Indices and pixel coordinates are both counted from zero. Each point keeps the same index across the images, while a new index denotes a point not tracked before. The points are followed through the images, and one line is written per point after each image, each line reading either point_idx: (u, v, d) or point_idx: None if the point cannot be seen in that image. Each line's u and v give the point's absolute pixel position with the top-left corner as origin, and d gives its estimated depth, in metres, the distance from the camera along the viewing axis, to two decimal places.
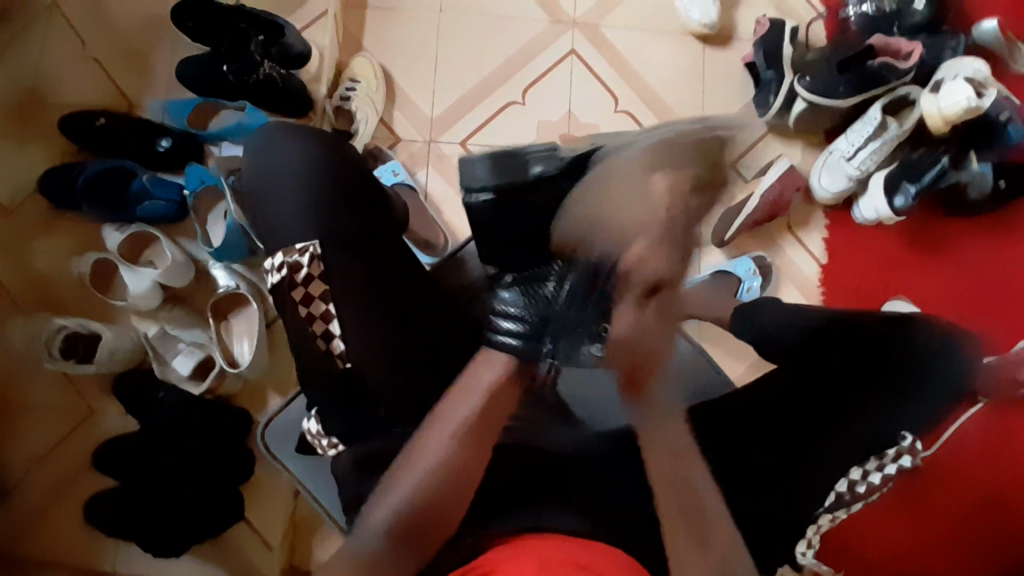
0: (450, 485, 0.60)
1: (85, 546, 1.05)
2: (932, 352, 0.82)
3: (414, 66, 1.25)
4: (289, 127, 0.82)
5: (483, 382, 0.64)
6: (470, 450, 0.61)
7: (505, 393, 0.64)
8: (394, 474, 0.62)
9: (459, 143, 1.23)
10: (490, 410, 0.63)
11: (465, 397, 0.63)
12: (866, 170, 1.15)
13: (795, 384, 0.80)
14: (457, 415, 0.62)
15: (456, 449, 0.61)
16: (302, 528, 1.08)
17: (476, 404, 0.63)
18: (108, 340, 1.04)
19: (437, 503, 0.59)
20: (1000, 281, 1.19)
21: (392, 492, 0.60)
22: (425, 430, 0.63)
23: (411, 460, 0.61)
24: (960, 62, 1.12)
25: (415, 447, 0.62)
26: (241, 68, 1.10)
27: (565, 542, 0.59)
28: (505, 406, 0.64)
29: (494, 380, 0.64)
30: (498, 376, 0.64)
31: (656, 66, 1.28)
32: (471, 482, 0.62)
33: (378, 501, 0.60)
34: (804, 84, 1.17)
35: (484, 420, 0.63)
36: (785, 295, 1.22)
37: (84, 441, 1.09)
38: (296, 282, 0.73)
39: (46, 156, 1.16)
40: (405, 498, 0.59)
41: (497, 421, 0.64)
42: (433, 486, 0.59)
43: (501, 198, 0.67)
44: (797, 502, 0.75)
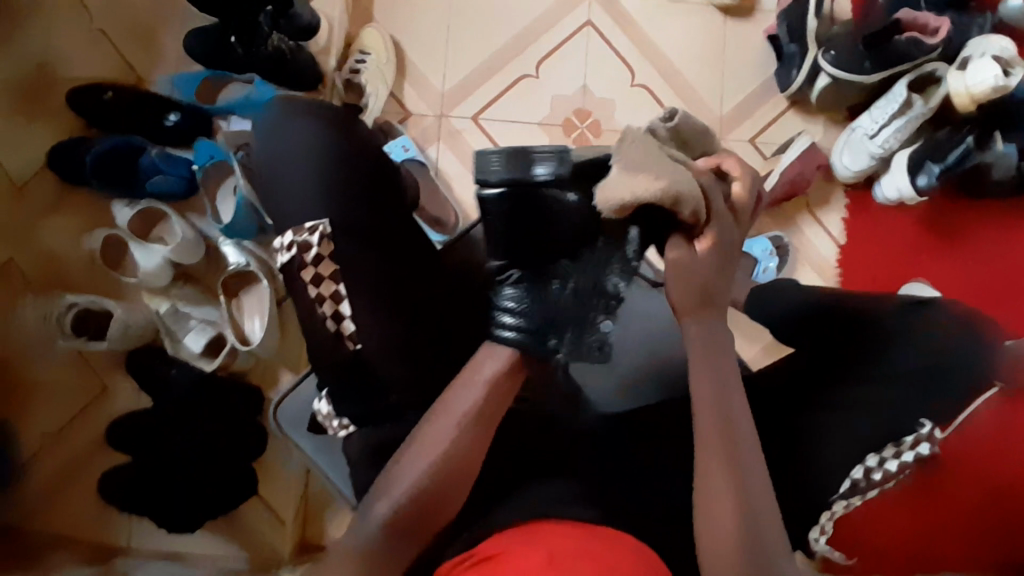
0: (452, 475, 0.61)
1: (99, 518, 1.06)
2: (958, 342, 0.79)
3: (425, 39, 1.22)
4: (300, 103, 0.79)
5: (484, 376, 0.62)
6: (468, 441, 0.61)
7: (506, 386, 0.63)
8: (399, 458, 0.62)
9: (470, 118, 1.21)
10: (490, 404, 0.63)
11: (467, 387, 0.62)
12: (888, 148, 1.12)
13: (811, 377, 0.80)
14: (463, 405, 0.62)
15: (459, 441, 0.61)
16: (315, 505, 1.10)
17: (480, 394, 0.62)
18: (120, 317, 1.04)
19: (437, 495, 0.60)
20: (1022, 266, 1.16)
21: (398, 482, 0.60)
22: (430, 416, 0.63)
23: (411, 448, 0.61)
24: (986, 40, 1.06)
25: (421, 433, 0.62)
26: (250, 41, 1.07)
27: (573, 529, 0.59)
28: (508, 393, 0.64)
29: (495, 375, 0.63)
30: (499, 370, 0.63)
31: (674, 39, 1.24)
32: (469, 473, 0.62)
33: (383, 486, 0.61)
34: (828, 59, 1.13)
35: (486, 410, 0.63)
36: (801, 276, 1.20)
37: (98, 417, 1.10)
38: (306, 263, 0.70)
39: (56, 131, 1.15)
40: (405, 491, 0.59)
41: (499, 409, 0.64)
42: (439, 474, 0.60)
43: (514, 193, 0.61)
44: (811, 493, 0.74)
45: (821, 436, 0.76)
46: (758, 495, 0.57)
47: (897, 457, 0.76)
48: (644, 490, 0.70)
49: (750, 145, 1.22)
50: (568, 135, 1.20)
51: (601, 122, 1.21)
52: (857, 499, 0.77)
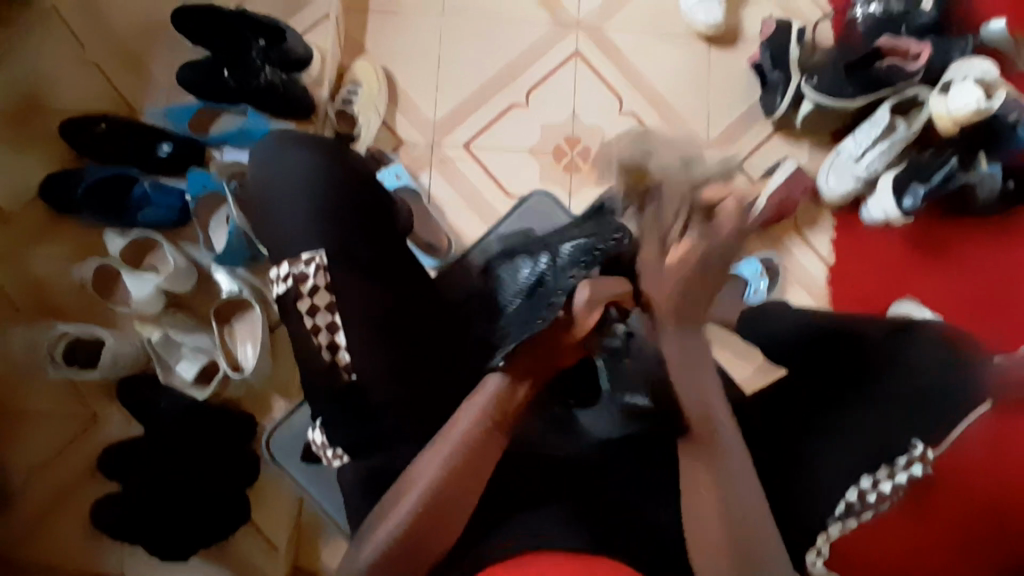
0: (443, 512, 0.60)
1: (86, 553, 1.04)
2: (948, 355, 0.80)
3: (417, 70, 1.25)
4: (295, 137, 0.80)
5: (459, 433, 0.62)
6: (447, 499, 0.60)
7: (485, 439, 0.62)
8: (391, 497, 0.62)
9: (462, 146, 1.22)
10: (470, 459, 0.61)
11: (442, 443, 0.62)
12: (873, 172, 1.15)
13: (794, 392, 0.81)
14: (453, 440, 0.61)
15: (429, 501, 0.60)
16: (306, 529, 1.07)
17: (473, 423, 0.62)
18: (111, 346, 1.03)
19: (418, 540, 0.60)
20: (1008, 282, 1.15)
21: (380, 525, 0.60)
22: (426, 451, 0.62)
23: (395, 495, 0.61)
24: (969, 62, 1.09)
25: (413, 474, 0.61)
26: (243, 75, 1.11)
27: (563, 560, 0.58)
28: (500, 425, 0.63)
29: (468, 430, 0.62)
30: (472, 426, 0.62)
31: (661, 67, 1.27)
32: (456, 525, 0.61)
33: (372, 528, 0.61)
34: (810, 84, 1.15)
35: (481, 443, 0.62)
36: (791, 296, 1.21)
37: (87, 447, 1.08)
38: (302, 293, 0.71)
39: (49, 161, 1.15)
40: (386, 535, 0.59)
41: (483, 466, 0.62)
42: (428, 513, 0.60)
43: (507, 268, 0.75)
44: (801, 507, 0.75)
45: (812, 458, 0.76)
46: (743, 499, 0.59)
47: (892, 477, 0.73)
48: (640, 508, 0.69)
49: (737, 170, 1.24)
50: (559, 162, 1.21)
51: (591, 148, 1.23)
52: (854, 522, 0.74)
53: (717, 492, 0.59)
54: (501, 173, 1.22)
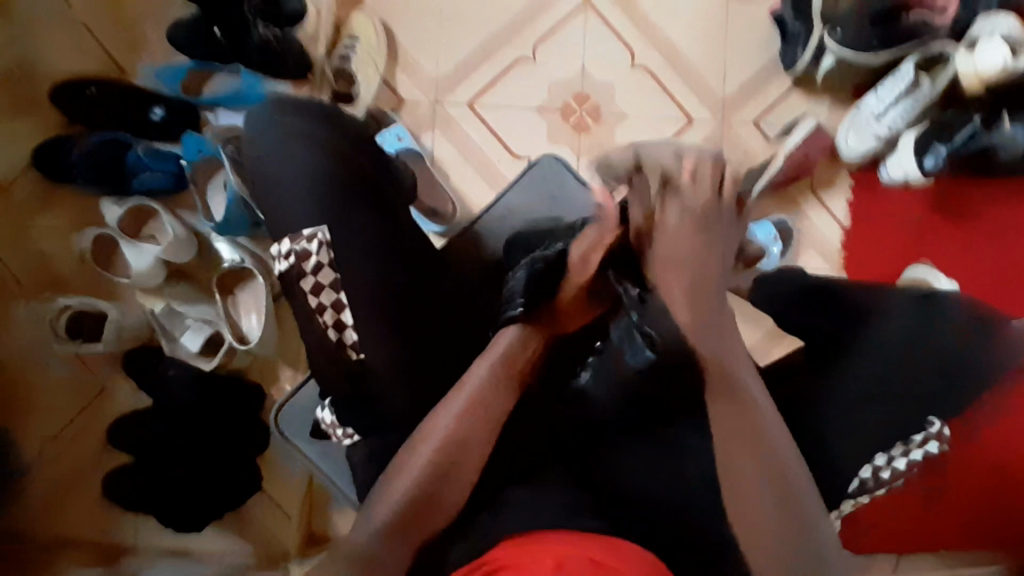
0: (458, 459, 0.62)
1: (104, 520, 1.06)
2: (959, 346, 0.83)
3: (417, 22, 1.18)
4: (293, 103, 0.77)
5: (467, 388, 0.65)
6: (455, 448, 0.62)
7: (492, 400, 0.65)
8: (403, 455, 0.63)
9: (465, 105, 1.17)
10: (476, 413, 0.64)
11: (453, 395, 0.64)
12: (896, 128, 1.10)
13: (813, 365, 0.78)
14: (470, 387, 0.65)
15: (437, 458, 0.61)
16: (318, 500, 1.10)
17: (490, 368, 0.67)
18: (114, 318, 1.03)
19: (430, 498, 0.60)
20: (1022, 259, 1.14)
21: (390, 489, 0.61)
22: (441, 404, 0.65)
23: (403, 460, 0.62)
24: (990, 18, 1.04)
25: (427, 429, 0.63)
26: (237, 33, 1.06)
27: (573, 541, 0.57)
28: (511, 370, 0.67)
29: (476, 388, 0.65)
30: (479, 384, 0.65)
31: (674, 16, 1.20)
32: (466, 484, 0.62)
33: (384, 491, 0.62)
34: (834, 38, 1.09)
35: (495, 391, 0.66)
36: (806, 260, 1.18)
37: (98, 418, 1.09)
38: (306, 271, 0.69)
39: (41, 128, 1.11)
40: (397, 497, 0.60)
41: (493, 413, 0.65)
42: (436, 464, 0.61)
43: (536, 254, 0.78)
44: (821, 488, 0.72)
45: (838, 436, 0.73)
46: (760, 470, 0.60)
47: (905, 455, 0.75)
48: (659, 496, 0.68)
49: (753, 128, 1.19)
50: (567, 121, 1.17)
51: (601, 106, 1.18)
52: (864, 499, 0.76)
53: (758, 471, 0.60)
54: (507, 133, 1.17)
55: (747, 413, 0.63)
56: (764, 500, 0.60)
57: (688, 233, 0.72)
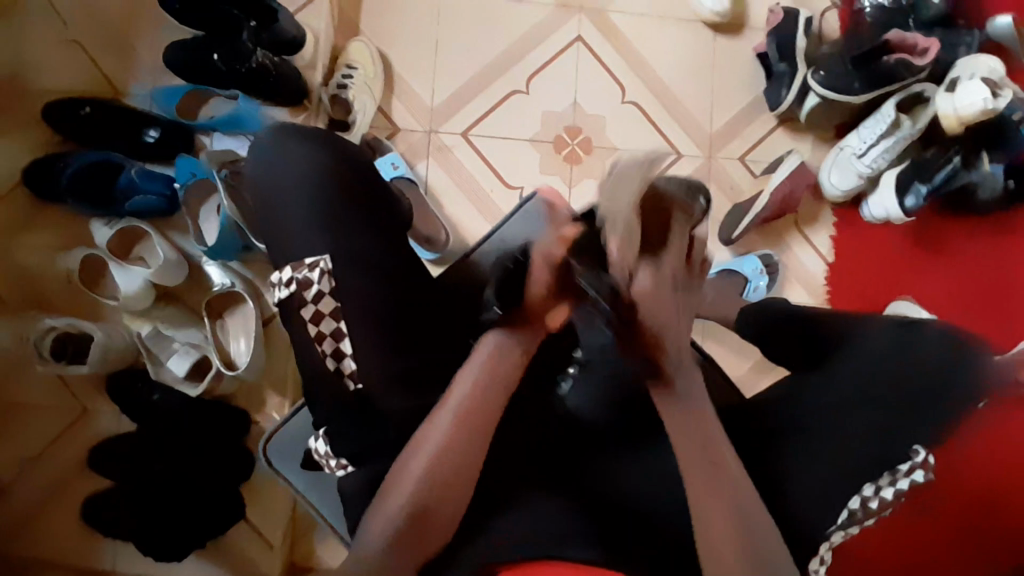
0: (451, 472, 0.62)
1: (79, 546, 1.03)
2: (953, 357, 0.79)
3: (413, 53, 1.20)
4: (292, 128, 0.77)
5: (460, 396, 0.65)
6: (450, 462, 0.62)
7: (489, 407, 0.65)
8: (395, 471, 0.63)
9: (460, 134, 1.19)
10: (470, 421, 0.64)
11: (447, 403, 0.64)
12: (876, 169, 1.13)
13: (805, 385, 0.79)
14: (458, 396, 0.65)
15: (431, 474, 0.61)
16: (302, 527, 1.09)
17: (477, 375, 0.66)
18: (101, 341, 1.01)
19: (427, 512, 0.61)
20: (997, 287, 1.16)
21: (387, 503, 0.61)
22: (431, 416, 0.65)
23: (397, 474, 0.62)
24: (976, 59, 1.07)
25: (419, 441, 0.63)
26: (230, 55, 1.03)
27: None
28: (500, 377, 0.67)
29: (469, 396, 0.65)
30: (472, 392, 0.65)
31: (664, 54, 1.23)
32: (461, 498, 0.63)
33: (378, 506, 0.62)
34: (818, 78, 1.13)
35: (485, 398, 0.65)
36: (791, 294, 1.21)
37: (78, 441, 1.06)
38: (306, 300, 0.69)
39: (31, 146, 1.10)
40: (395, 510, 0.60)
41: (487, 421, 0.65)
42: (434, 479, 0.61)
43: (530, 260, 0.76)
44: (815, 516, 0.72)
45: (833, 463, 0.74)
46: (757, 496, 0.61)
47: (893, 484, 0.72)
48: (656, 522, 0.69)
49: (740, 162, 1.22)
50: (559, 152, 1.19)
51: (592, 138, 1.20)
52: (855, 529, 0.73)
53: (723, 499, 0.61)
54: (499, 162, 1.19)
55: (715, 453, 0.64)
56: (728, 524, 0.61)
57: (668, 292, 0.67)
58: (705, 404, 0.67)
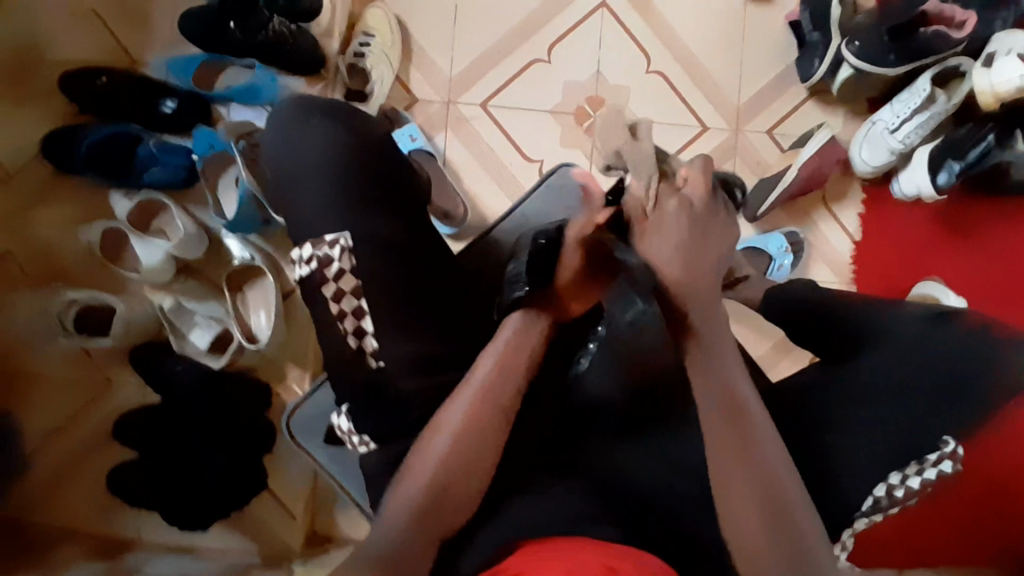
0: (465, 459, 0.62)
1: (106, 514, 1.06)
2: (970, 349, 0.76)
3: (432, 20, 1.17)
4: (313, 106, 0.76)
5: (472, 387, 0.65)
6: (468, 446, 0.63)
7: (500, 394, 0.65)
8: (411, 459, 0.63)
9: (479, 105, 1.17)
10: (483, 408, 0.64)
11: (461, 392, 0.65)
12: (908, 145, 1.09)
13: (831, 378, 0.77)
14: (474, 385, 0.65)
15: (446, 458, 0.62)
16: (322, 499, 1.11)
17: (492, 366, 0.67)
18: (123, 313, 1.02)
19: (443, 498, 0.61)
20: (1012, 271, 1.13)
21: (403, 490, 0.61)
22: (447, 404, 0.65)
23: (413, 462, 0.63)
24: (1014, 34, 1.01)
25: (435, 428, 0.64)
26: (251, 24, 1.03)
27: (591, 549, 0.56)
28: (514, 365, 0.67)
29: (481, 386, 0.65)
30: (484, 381, 0.66)
31: (690, 21, 1.19)
32: (478, 482, 0.63)
33: (395, 490, 0.62)
34: (852, 49, 1.08)
35: (501, 387, 0.66)
36: (814, 272, 1.18)
37: (103, 412, 1.08)
38: (327, 278, 0.69)
39: (48, 117, 1.10)
40: (410, 497, 0.60)
41: (501, 409, 0.65)
42: (452, 464, 0.62)
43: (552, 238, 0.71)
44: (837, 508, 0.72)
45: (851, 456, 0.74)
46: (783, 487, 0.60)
47: (921, 473, 0.72)
48: (678, 511, 0.69)
49: (767, 137, 1.19)
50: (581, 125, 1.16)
51: (615, 110, 1.17)
52: (879, 516, 0.73)
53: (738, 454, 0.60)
54: (519, 135, 1.17)
55: (739, 417, 0.62)
56: (752, 492, 0.59)
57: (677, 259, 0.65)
58: (730, 353, 0.65)
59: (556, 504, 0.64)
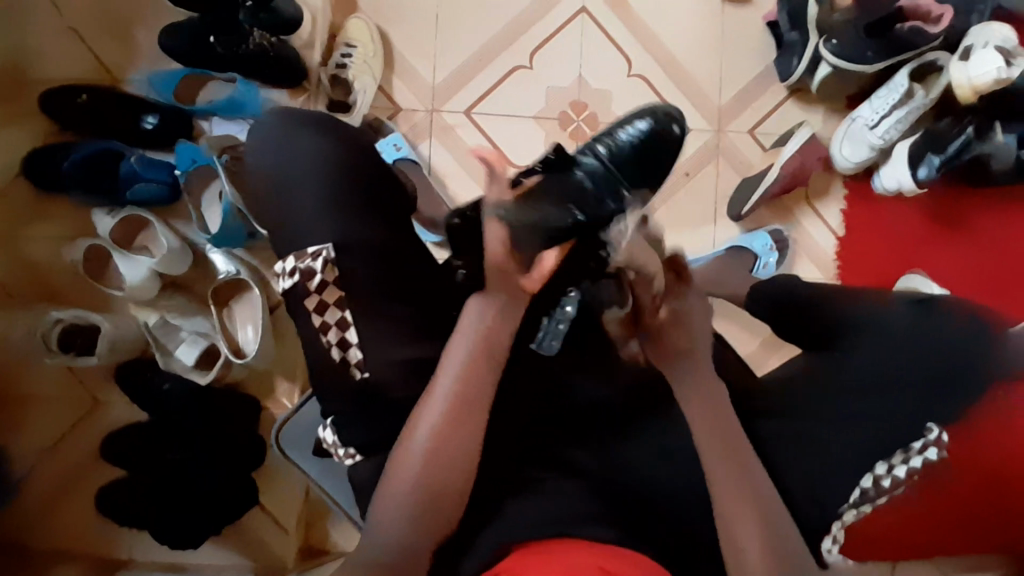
0: (444, 467, 0.62)
1: (96, 534, 1.04)
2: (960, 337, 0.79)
3: (414, 29, 1.17)
4: (297, 115, 0.75)
5: (443, 390, 0.64)
6: (444, 452, 0.62)
7: (472, 393, 0.64)
8: (391, 468, 0.63)
9: (462, 112, 1.17)
10: (457, 409, 0.63)
11: (431, 395, 0.64)
12: (889, 140, 1.10)
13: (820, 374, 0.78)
14: (444, 390, 0.64)
15: (426, 464, 0.62)
16: (316, 512, 1.10)
17: (462, 366, 0.65)
18: (108, 333, 1.01)
19: (429, 503, 0.61)
20: (1002, 261, 1.15)
21: (387, 499, 0.61)
22: (419, 409, 0.64)
23: (393, 470, 0.63)
24: (988, 27, 1.03)
25: (410, 436, 0.63)
26: (231, 40, 1.04)
27: (586, 552, 0.56)
28: (484, 362, 0.66)
29: (452, 389, 0.64)
30: (454, 383, 0.64)
31: (670, 24, 1.20)
32: (461, 487, 0.63)
33: (379, 502, 0.62)
34: (829, 48, 1.09)
35: (471, 389, 0.64)
36: (800, 269, 1.19)
37: (92, 432, 1.08)
38: (310, 290, 0.69)
39: (28, 135, 1.09)
40: (397, 506, 0.61)
41: (476, 410, 0.64)
42: (432, 471, 0.62)
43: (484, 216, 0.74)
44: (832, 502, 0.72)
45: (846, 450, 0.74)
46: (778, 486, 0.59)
47: (907, 462, 0.72)
48: (669, 510, 0.69)
49: (749, 137, 1.20)
50: (565, 129, 1.16)
51: (598, 114, 1.18)
52: (867, 507, 0.72)
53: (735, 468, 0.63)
54: (503, 141, 1.17)
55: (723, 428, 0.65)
56: None
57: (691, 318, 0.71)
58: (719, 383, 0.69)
59: (556, 504, 0.64)
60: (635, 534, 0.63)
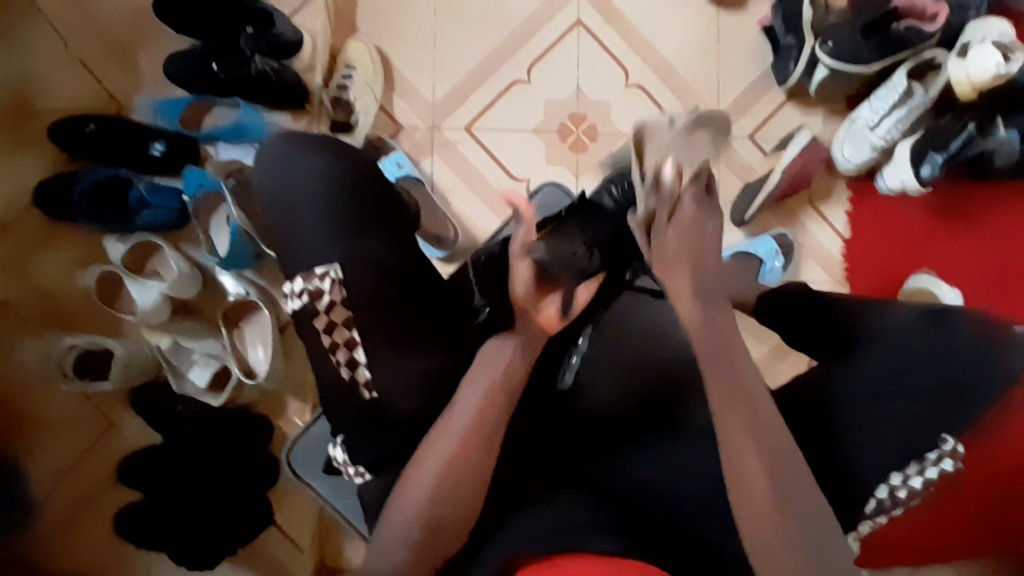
0: (452, 491, 0.62)
1: (113, 554, 1.06)
2: (976, 350, 0.71)
3: (412, 48, 1.19)
4: (305, 133, 0.74)
5: (460, 415, 0.65)
6: (451, 482, 0.62)
7: (489, 416, 0.65)
8: (401, 487, 0.64)
9: (463, 128, 1.18)
10: (472, 435, 0.64)
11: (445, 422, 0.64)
12: (891, 139, 1.10)
13: None
14: (459, 418, 0.64)
15: (439, 489, 0.62)
16: (329, 528, 1.10)
17: (482, 392, 0.66)
18: (121, 355, 1.03)
19: (441, 525, 0.62)
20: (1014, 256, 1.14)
21: (396, 523, 0.62)
22: (434, 434, 0.65)
23: (401, 493, 0.63)
24: (986, 23, 1.03)
25: (421, 459, 0.64)
26: (235, 66, 1.06)
27: (590, 562, 0.57)
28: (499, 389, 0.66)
29: (471, 413, 0.65)
30: (474, 406, 0.65)
31: (665, 34, 1.21)
32: (471, 511, 0.64)
33: (389, 518, 0.63)
34: (826, 50, 1.09)
35: (486, 414, 0.65)
36: (806, 272, 1.19)
37: (104, 455, 1.09)
38: (319, 311, 0.66)
39: (40, 164, 1.12)
40: (404, 530, 0.61)
41: (494, 430, 0.65)
42: (440, 497, 0.62)
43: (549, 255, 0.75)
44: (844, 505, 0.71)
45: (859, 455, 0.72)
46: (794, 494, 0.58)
47: (923, 473, 0.66)
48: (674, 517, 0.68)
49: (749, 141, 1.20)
50: (564, 142, 1.18)
51: (598, 125, 1.19)
52: (881, 518, 0.69)
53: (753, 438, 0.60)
54: (505, 157, 1.18)
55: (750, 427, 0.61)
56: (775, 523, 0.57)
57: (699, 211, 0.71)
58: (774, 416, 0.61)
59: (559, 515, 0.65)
60: (642, 543, 0.63)
